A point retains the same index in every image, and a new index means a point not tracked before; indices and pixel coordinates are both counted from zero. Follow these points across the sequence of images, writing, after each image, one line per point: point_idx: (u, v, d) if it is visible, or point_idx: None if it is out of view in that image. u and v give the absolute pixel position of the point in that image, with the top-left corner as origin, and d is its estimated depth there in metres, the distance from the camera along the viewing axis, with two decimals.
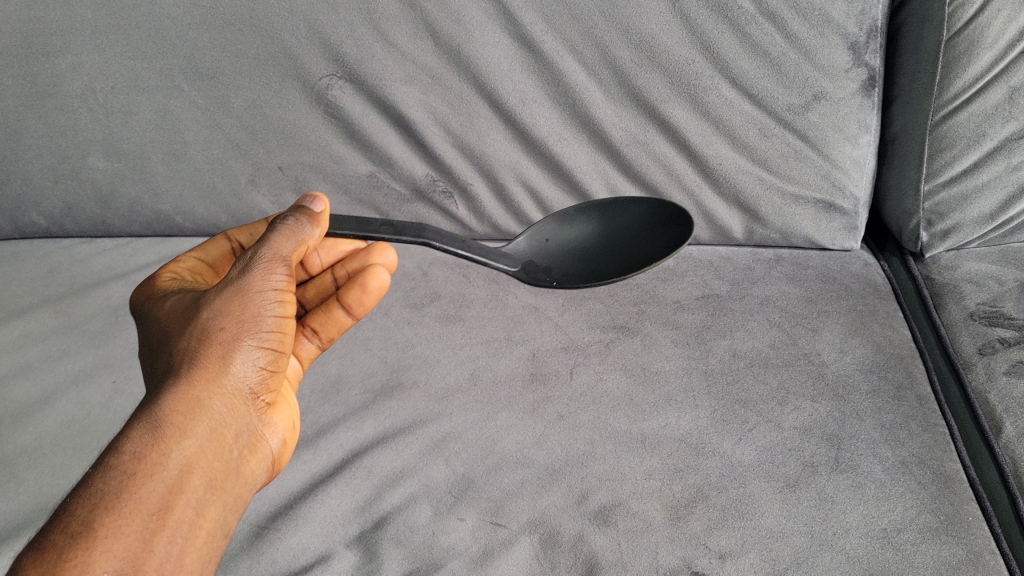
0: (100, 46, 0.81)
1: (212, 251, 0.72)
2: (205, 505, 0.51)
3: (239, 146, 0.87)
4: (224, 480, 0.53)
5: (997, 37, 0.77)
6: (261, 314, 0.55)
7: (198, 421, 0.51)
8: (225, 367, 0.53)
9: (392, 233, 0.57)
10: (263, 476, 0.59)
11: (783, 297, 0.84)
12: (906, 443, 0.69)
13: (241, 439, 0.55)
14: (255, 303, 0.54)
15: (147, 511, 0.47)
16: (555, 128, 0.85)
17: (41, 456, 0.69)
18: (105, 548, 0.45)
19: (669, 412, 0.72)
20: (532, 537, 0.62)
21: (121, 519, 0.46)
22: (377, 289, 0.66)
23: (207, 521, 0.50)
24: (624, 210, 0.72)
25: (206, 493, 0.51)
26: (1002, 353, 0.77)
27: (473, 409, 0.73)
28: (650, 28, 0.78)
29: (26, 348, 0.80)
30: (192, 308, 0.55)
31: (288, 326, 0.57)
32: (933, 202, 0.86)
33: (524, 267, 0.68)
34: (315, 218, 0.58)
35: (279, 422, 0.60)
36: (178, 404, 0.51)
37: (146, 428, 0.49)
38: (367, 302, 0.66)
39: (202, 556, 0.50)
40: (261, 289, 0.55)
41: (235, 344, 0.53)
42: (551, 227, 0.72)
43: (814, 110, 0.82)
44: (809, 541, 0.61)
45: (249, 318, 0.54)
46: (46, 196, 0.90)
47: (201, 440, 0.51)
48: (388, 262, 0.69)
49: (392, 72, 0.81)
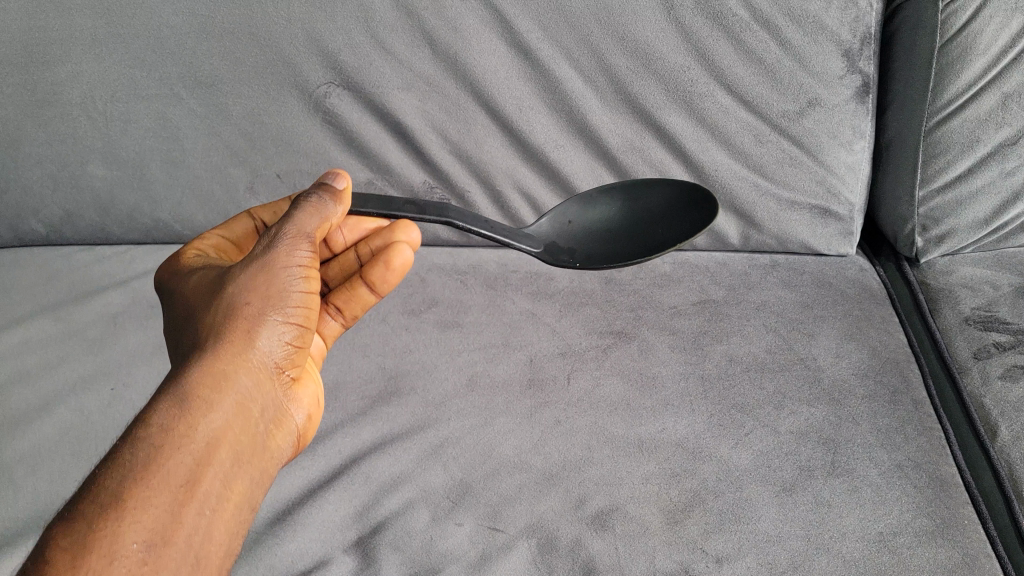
0: (101, 55, 0.82)
1: (236, 228, 0.71)
2: (233, 479, 0.51)
3: (237, 153, 0.87)
4: (250, 453, 0.53)
5: (989, 43, 0.79)
6: (287, 289, 0.55)
7: (224, 395, 0.51)
8: (251, 341, 0.54)
9: (416, 212, 0.58)
10: (289, 451, 0.60)
11: (779, 303, 0.85)
12: (902, 447, 0.69)
13: (267, 414, 0.55)
14: (281, 279, 0.55)
15: (175, 483, 0.47)
16: (552, 135, 0.85)
17: (40, 463, 0.69)
18: (135, 519, 0.45)
19: (665, 417, 0.72)
20: (529, 542, 0.63)
21: (150, 490, 0.46)
22: (400, 267, 0.65)
23: (235, 494, 0.51)
24: (647, 192, 0.71)
25: (233, 467, 0.51)
26: (997, 358, 0.77)
27: (471, 414, 0.73)
28: (645, 35, 0.78)
29: (25, 355, 0.80)
30: (217, 285, 0.56)
31: (313, 302, 0.58)
32: (927, 208, 0.86)
33: (546, 247, 0.69)
34: (338, 195, 0.59)
35: (304, 399, 0.60)
36: (205, 378, 0.51)
37: (173, 401, 0.50)
38: (390, 280, 0.65)
39: (229, 530, 0.50)
40: (287, 265, 0.55)
41: (261, 319, 0.54)
42: (573, 208, 0.71)
43: (809, 116, 0.83)
44: (805, 544, 0.62)
45: (275, 294, 0.55)
46: (46, 204, 0.90)
47: (228, 414, 0.51)
48: (413, 239, 0.67)
49: (389, 80, 0.82)
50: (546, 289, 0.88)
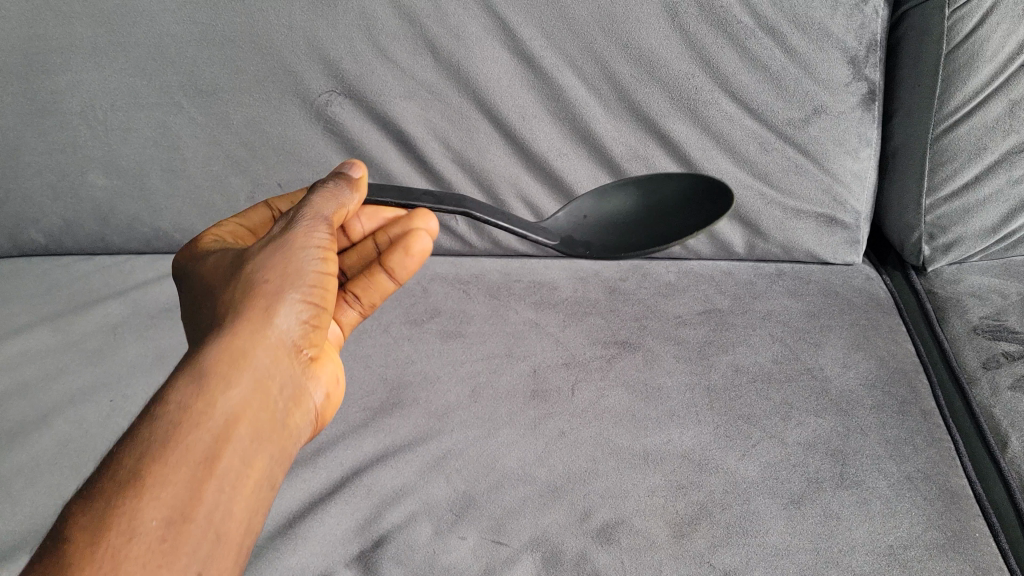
0: (101, 64, 0.81)
1: (253, 217, 0.71)
2: (254, 457, 0.49)
3: (238, 162, 0.86)
4: (271, 431, 0.51)
5: (997, 50, 0.78)
6: (305, 268, 0.54)
7: (242, 371, 0.50)
8: (270, 319, 0.52)
9: (434, 201, 0.59)
10: (310, 434, 0.57)
11: (785, 312, 0.84)
12: (911, 458, 0.69)
13: (288, 393, 0.53)
14: (298, 258, 0.54)
15: (193, 459, 0.45)
16: (555, 144, 0.85)
17: (37, 476, 0.68)
18: (152, 495, 0.43)
19: (670, 428, 0.71)
20: (534, 556, 0.62)
21: (168, 467, 0.44)
22: (419, 253, 0.63)
23: (256, 472, 0.49)
24: (664, 183, 0.70)
25: (254, 444, 0.49)
26: (1006, 368, 0.76)
27: (474, 426, 0.72)
28: (650, 43, 0.78)
29: (23, 366, 0.79)
30: (235, 267, 0.55)
31: (332, 283, 0.56)
32: (935, 216, 0.86)
33: (561, 241, 0.68)
34: (353, 184, 0.59)
35: (325, 380, 0.58)
36: (223, 355, 0.49)
37: (191, 377, 0.48)
38: (409, 267, 0.64)
39: (251, 508, 0.48)
40: (304, 245, 0.55)
41: (280, 297, 0.53)
42: (589, 203, 0.71)
43: (815, 124, 0.82)
44: (815, 558, 0.61)
45: (293, 272, 0.53)
46: (45, 214, 0.90)
47: (247, 391, 0.49)
48: (431, 228, 0.63)
49: (391, 88, 0.81)
50: (549, 299, 0.87)
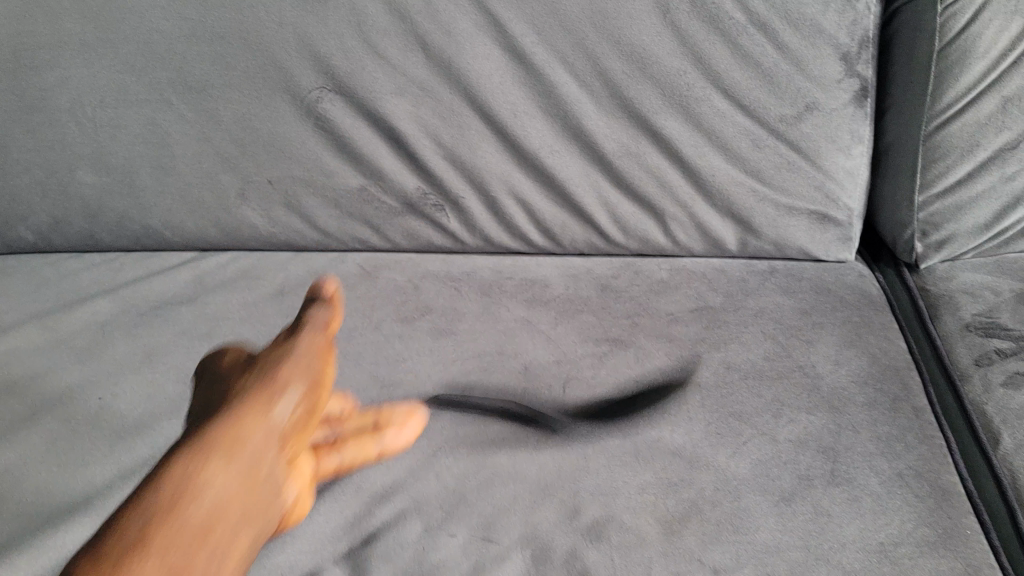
0: (89, 60, 0.81)
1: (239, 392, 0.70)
2: (243, 533, 0.51)
3: (228, 159, 0.86)
4: (263, 512, 0.53)
5: (989, 46, 0.78)
6: (300, 371, 0.62)
7: (245, 450, 0.53)
8: (271, 408, 0.57)
9: None
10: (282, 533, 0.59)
11: (777, 309, 0.84)
12: (903, 456, 0.68)
13: (276, 481, 0.55)
14: (295, 367, 0.62)
15: (195, 523, 0.47)
16: (547, 140, 0.84)
17: (25, 475, 0.68)
18: (155, 555, 0.45)
19: (661, 425, 0.71)
20: (523, 553, 0.61)
21: (171, 529, 0.46)
22: (412, 428, 0.71)
23: (243, 550, 0.50)
24: None
25: (244, 521, 0.51)
26: (999, 364, 0.76)
27: (464, 423, 0.72)
28: (641, 40, 0.78)
29: (13, 364, 0.79)
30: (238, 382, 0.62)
31: (320, 394, 0.63)
32: (927, 213, 0.86)
33: None
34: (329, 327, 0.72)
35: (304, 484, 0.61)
36: (228, 434, 0.53)
37: (198, 452, 0.51)
38: (401, 435, 0.70)
39: None
40: (297, 356, 0.63)
41: (281, 393, 0.58)
42: None
43: (807, 121, 0.82)
44: (805, 555, 0.61)
45: (290, 377, 0.60)
46: (35, 211, 0.89)
47: (247, 467, 0.52)
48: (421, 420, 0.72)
49: (382, 85, 0.81)
50: (541, 296, 0.87)
